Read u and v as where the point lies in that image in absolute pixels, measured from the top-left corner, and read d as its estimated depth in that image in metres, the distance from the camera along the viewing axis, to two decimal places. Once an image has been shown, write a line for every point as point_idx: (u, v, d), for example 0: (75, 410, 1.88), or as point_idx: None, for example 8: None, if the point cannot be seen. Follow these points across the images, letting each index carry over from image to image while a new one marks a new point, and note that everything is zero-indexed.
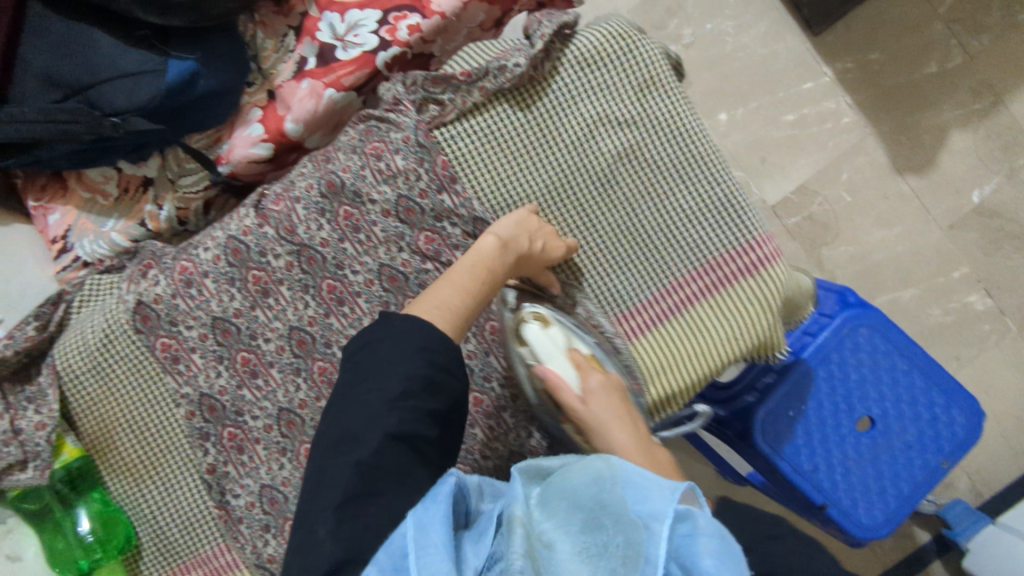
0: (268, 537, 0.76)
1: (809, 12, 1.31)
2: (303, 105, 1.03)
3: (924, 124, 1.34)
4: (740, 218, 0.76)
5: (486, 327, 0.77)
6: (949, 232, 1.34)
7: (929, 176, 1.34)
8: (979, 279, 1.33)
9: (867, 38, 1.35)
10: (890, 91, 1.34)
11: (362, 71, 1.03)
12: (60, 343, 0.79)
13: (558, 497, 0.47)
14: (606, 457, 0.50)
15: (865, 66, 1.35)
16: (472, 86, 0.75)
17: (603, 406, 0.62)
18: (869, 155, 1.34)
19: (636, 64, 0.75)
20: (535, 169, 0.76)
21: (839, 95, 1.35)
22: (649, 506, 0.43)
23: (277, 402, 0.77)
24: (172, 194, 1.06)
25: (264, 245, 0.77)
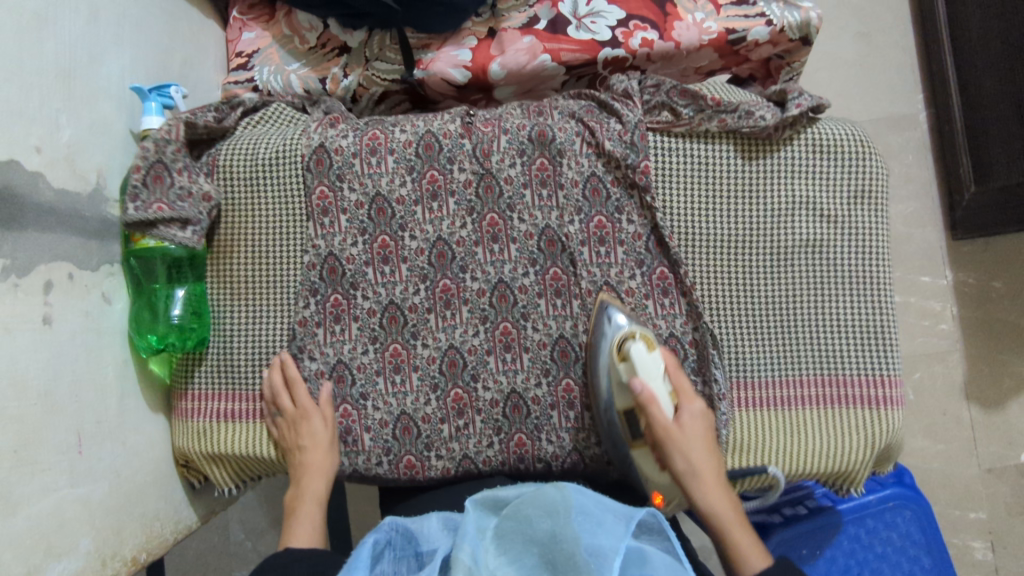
0: None
1: (961, 217, 1.36)
2: (517, 57, 1.03)
3: (1012, 368, 1.35)
4: (884, 353, 0.77)
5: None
6: (985, 474, 1.35)
7: (993, 418, 1.35)
8: (991, 529, 1.34)
9: (1001, 266, 1.37)
10: (997, 324, 1.36)
11: (583, 55, 1.03)
12: (230, 140, 0.81)
13: (515, 529, 0.52)
14: (559, 486, 0.54)
15: (983, 289, 1.37)
16: (715, 113, 0.77)
17: (693, 432, 0.71)
18: (949, 367, 1.37)
19: (862, 172, 0.78)
20: (725, 216, 0.78)
21: (950, 302, 1.38)
22: (598, 541, 0.49)
23: (391, 294, 0.79)
24: (361, 70, 1.06)
25: (456, 154, 0.79)
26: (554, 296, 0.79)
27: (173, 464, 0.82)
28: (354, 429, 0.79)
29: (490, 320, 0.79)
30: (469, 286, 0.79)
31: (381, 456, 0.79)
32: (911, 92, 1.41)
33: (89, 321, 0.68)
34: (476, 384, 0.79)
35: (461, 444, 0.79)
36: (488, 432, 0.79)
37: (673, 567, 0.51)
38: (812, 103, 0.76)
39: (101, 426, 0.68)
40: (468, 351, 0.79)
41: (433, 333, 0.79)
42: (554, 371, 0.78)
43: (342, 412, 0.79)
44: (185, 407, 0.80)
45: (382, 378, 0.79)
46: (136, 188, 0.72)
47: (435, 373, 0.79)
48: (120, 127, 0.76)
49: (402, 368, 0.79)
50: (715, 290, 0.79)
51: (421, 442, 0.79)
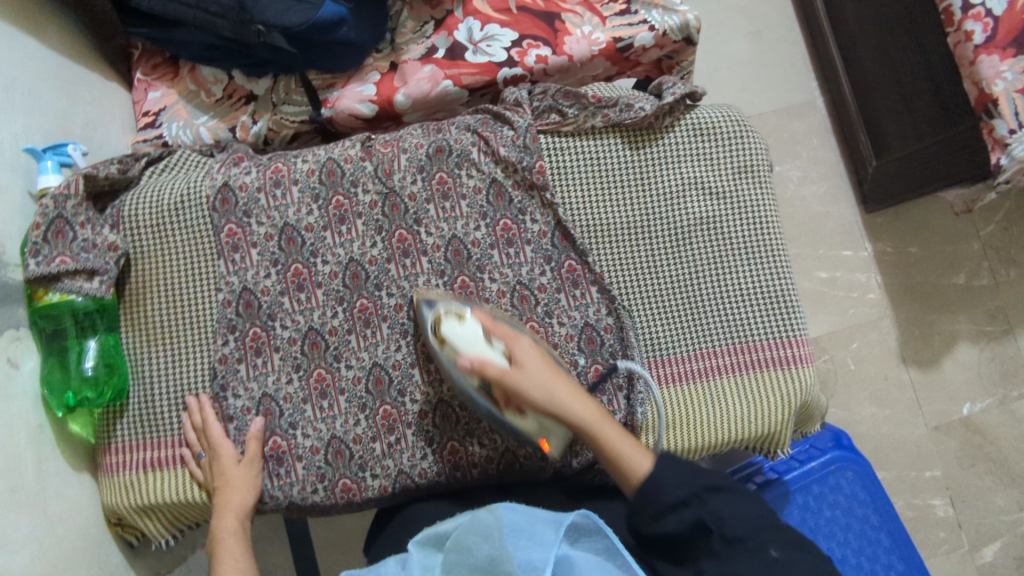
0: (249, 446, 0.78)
1: (868, 190, 1.44)
2: (419, 85, 1.07)
3: (939, 327, 1.42)
4: (788, 315, 0.81)
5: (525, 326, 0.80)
6: (933, 432, 1.40)
7: (931, 375, 1.41)
8: (947, 485, 1.39)
9: (912, 234, 1.45)
10: (916, 286, 1.44)
11: (483, 77, 1.07)
12: (135, 191, 0.81)
13: (459, 560, 0.60)
14: (492, 509, 0.62)
15: (901, 255, 1.44)
16: (597, 110, 0.81)
17: (535, 367, 0.71)
18: (883, 333, 1.42)
19: (741, 149, 0.83)
20: (624, 204, 0.82)
21: (873, 272, 1.45)
22: (532, 555, 0.57)
23: (309, 320, 0.80)
24: (270, 115, 1.08)
25: (358, 177, 0.82)
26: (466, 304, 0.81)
27: (104, 523, 0.80)
28: (286, 461, 0.78)
29: (412, 334, 0.81)
30: (386, 302, 0.81)
31: (316, 485, 0.78)
32: (806, 81, 1.51)
33: None
34: (403, 398, 0.80)
35: (397, 460, 0.79)
36: (419, 444, 0.79)
37: (600, 563, 0.58)
38: (686, 91, 0.82)
39: (16, 493, 0.66)
40: (393, 366, 0.80)
41: (357, 353, 0.80)
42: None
43: (273, 445, 0.78)
44: (110, 463, 0.78)
45: (310, 406, 0.79)
46: (35, 245, 0.72)
47: (362, 393, 0.79)
48: (17, 188, 0.77)
49: (328, 392, 0.79)
50: (622, 275, 0.82)
51: (356, 463, 0.79)
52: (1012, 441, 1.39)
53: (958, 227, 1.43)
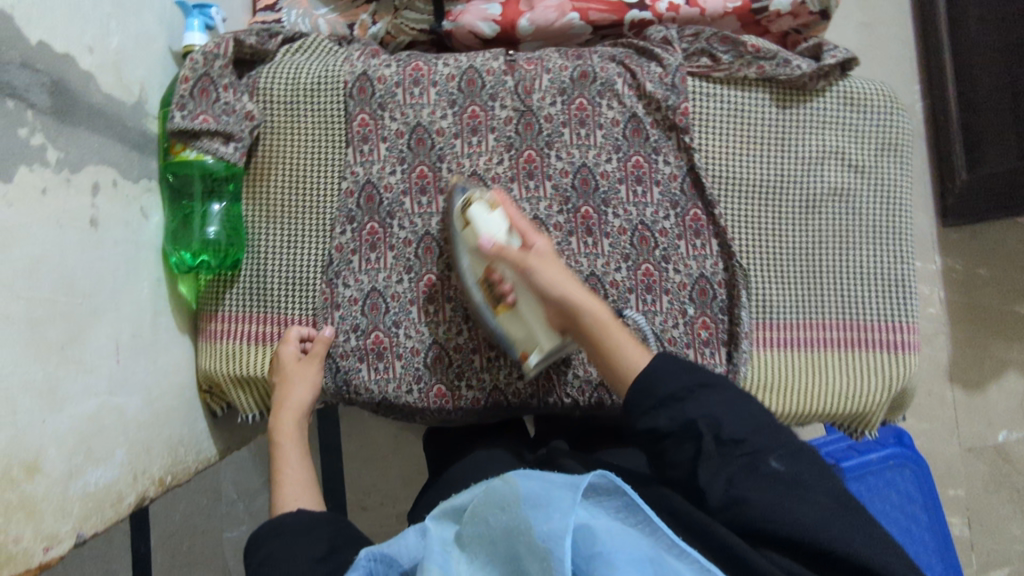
0: (352, 334, 0.78)
1: (952, 203, 1.34)
2: (545, 13, 1.00)
3: (992, 351, 1.34)
4: (904, 300, 0.80)
5: (640, 267, 0.79)
6: (965, 453, 1.34)
7: (974, 399, 1.35)
8: (969, 506, 1.33)
9: (986, 253, 1.35)
10: (979, 308, 1.35)
11: (609, 15, 0.99)
12: (271, 65, 0.80)
13: (475, 536, 0.50)
14: (506, 477, 0.51)
15: (969, 276, 1.36)
16: (754, 60, 0.80)
17: (545, 265, 0.66)
18: (936, 349, 1.35)
19: (888, 126, 0.81)
20: (760, 160, 0.80)
21: (936, 287, 1.37)
22: (551, 524, 0.45)
23: (426, 225, 0.79)
24: (390, 18, 1.04)
25: (497, 90, 0.80)
26: (585, 235, 0.79)
27: (196, 388, 0.80)
28: (386, 356, 0.78)
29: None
30: None
31: (411, 385, 0.78)
32: (909, 81, 1.38)
33: (128, 232, 0.66)
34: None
35: (493, 375, 0.79)
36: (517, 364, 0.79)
37: (627, 535, 0.46)
38: (846, 57, 0.79)
39: (136, 339, 0.66)
40: None
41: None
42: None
43: (374, 339, 0.78)
44: (213, 329, 0.78)
45: (415, 307, 0.79)
46: (182, 99, 0.72)
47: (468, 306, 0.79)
48: (159, 43, 0.75)
49: (436, 298, 0.79)
50: (745, 232, 0.81)
51: (453, 370, 0.78)
52: None
53: None
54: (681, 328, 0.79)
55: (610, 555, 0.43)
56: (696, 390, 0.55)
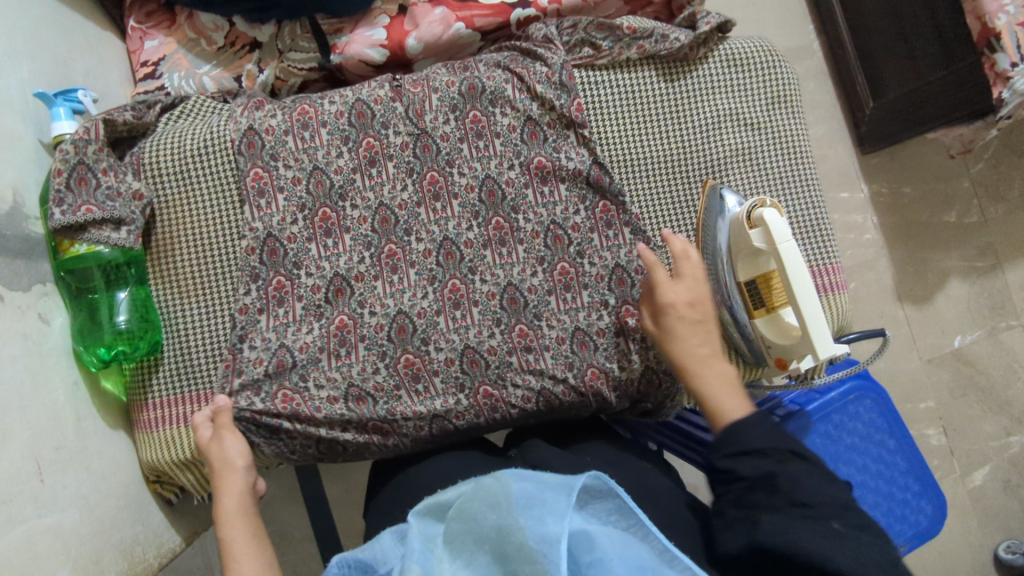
0: (257, 398, 0.74)
1: (865, 131, 1.38)
2: (430, 29, 0.97)
3: (931, 264, 1.38)
4: (823, 243, 0.82)
5: (557, 266, 0.79)
6: (926, 365, 1.37)
7: (925, 311, 1.37)
8: (940, 415, 1.36)
9: (907, 172, 1.39)
10: (910, 226, 1.38)
11: (495, 19, 0.97)
12: (152, 139, 0.78)
13: (461, 531, 0.49)
14: (497, 476, 0.51)
15: (895, 197, 1.39)
16: (632, 41, 0.80)
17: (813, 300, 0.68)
18: (878, 273, 1.38)
19: (774, 79, 0.83)
20: (660, 137, 0.81)
21: (868, 214, 1.39)
22: (545, 528, 0.46)
23: (336, 266, 0.78)
24: (276, 62, 1.00)
25: (389, 118, 0.79)
26: (500, 245, 0.79)
27: (142, 481, 0.78)
28: (302, 411, 0.74)
29: (440, 279, 0.79)
30: (415, 248, 0.79)
31: (343, 431, 0.76)
32: (802, 22, 1.41)
33: (29, 343, 0.64)
34: (427, 347, 0.77)
35: (428, 405, 0.77)
36: (451, 391, 0.77)
37: (624, 542, 0.48)
38: (721, 20, 0.80)
39: (60, 452, 0.64)
40: (418, 314, 0.78)
41: (382, 300, 0.78)
42: (506, 319, 0.78)
43: (284, 397, 0.75)
44: (146, 418, 0.76)
45: (325, 355, 0.76)
46: (59, 193, 0.69)
47: (383, 340, 0.77)
48: (28, 137, 0.72)
49: (349, 339, 0.77)
50: (659, 210, 0.81)
51: (382, 408, 0.76)
52: (1000, 371, 1.36)
53: (947, 166, 1.39)
54: (606, 318, 0.78)
55: (606, 561, 0.45)
56: (784, 455, 0.58)
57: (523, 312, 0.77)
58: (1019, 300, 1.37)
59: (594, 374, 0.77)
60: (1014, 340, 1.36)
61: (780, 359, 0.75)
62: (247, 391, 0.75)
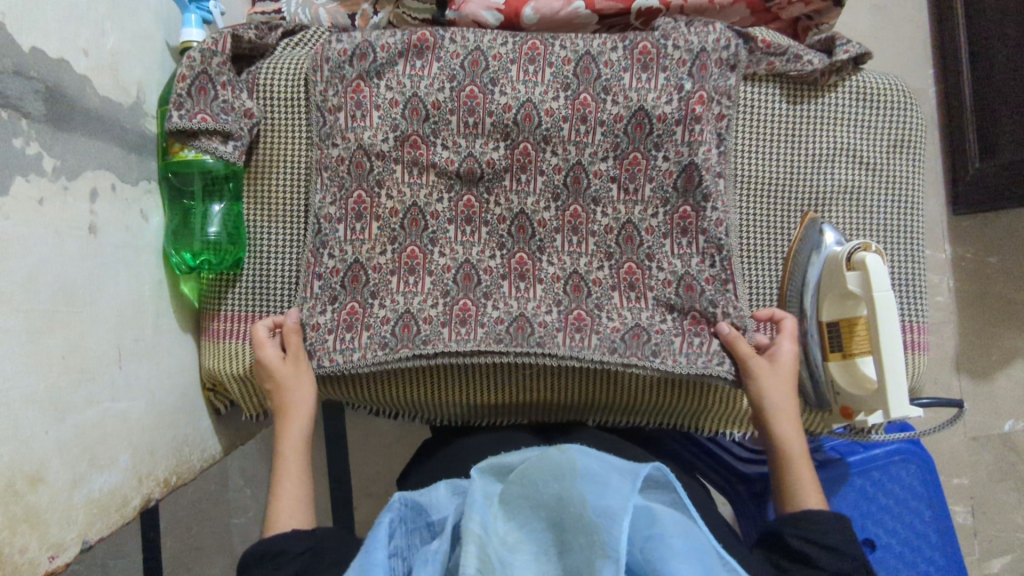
0: (329, 306, 0.76)
1: (963, 190, 1.29)
2: (551, 0, 0.94)
3: (1001, 339, 1.31)
4: (914, 299, 0.79)
5: (623, 266, 0.77)
6: (970, 441, 1.32)
7: (982, 388, 1.31)
8: (971, 494, 1.31)
9: (998, 239, 1.32)
10: (990, 295, 1.32)
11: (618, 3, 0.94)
12: (271, 60, 0.79)
13: (519, 495, 0.48)
14: (564, 448, 0.49)
15: (980, 263, 1.32)
16: (764, 56, 0.78)
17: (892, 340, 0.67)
18: (943, 337, 1.32)
19: (902, 121, 0.79)
20: (769, 158, 0.79)
21: (946, 274, 1.33)
22: (607, 502, 0.44)
23: (415, 196, 0.77)
24: (392, 7, 0.99)
25: (500, 77, 0.77)
26: (580, 122, 0.77)
27: (199, 386, 0.80)
28: (359, 326, 0.75)
29: (507, 248, 0.78)
30: (492, 209, 0.78)
31: (377, 353, 0.74)
32: (925, 62, 1.33)
33: (129, 235, 0.66)
34: (486, 300, 0.76)
35: (460, 347, 0.74)
36: (495, 136, 0.77)
37: (687, 529, 0.46)
38: (859, 52, 0.77)
39: (137, 343, 0.67)
40: (485, 269, 0.77)
41: (451, 245, 0.78)
42: (565, 301, 0.77)
43: (349, 309, 0.76)
44: (214, 329, 0.79)
45: (396, 278, 0.76)
46: (179, 98, 0.71)
47: (455, 65, 0.77)
48: (158, 38, 0.74)
49: (417, 270, 0.77)
50: (750, 230, 0.79)
51: (419, 339, 0.75)
52: None
53: None
54: (674, 103, 0.76)
55: (666, 538, 0.44)
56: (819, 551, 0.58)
57: (593, 82, 0.76)
58: None
59: (637, 334, 0.75)
60: None
61: (846, 408, 0.74)
62: (310, 300, 0.76)
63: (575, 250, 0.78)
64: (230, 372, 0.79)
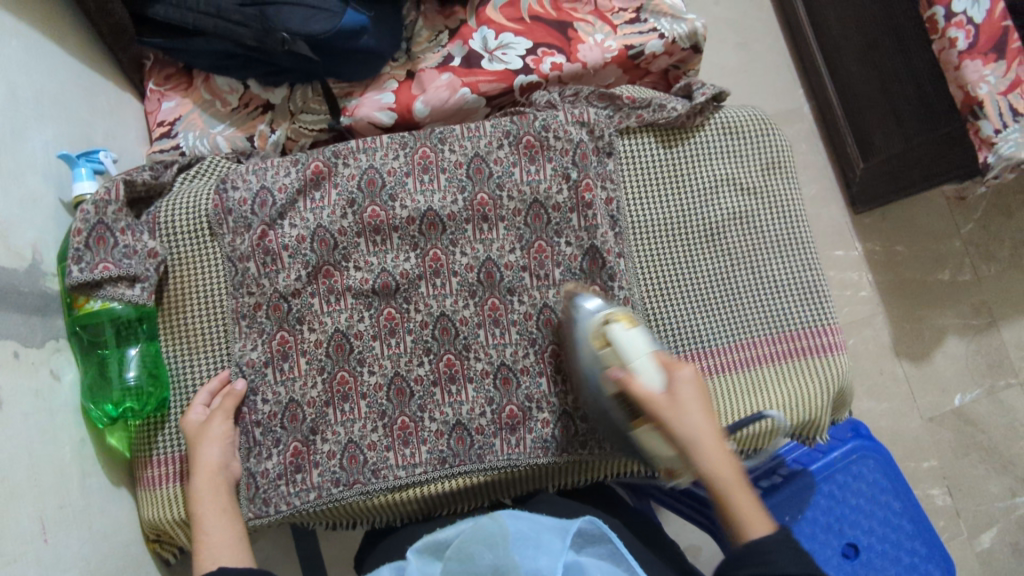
0: (273, 450, 0.76)
1: (857, 192, 1.40)
2: (437, 93, 1.00)
3: (927, 321, 1.38)
4: (820, 304, 0.84)
5: (547, 349, 0.79)
6: (928, 423, 1.35)
7: (923, 368, 1.37)
8: (944, 475, 1.33)
9: (898, 230, 1.41)
10: (905, 283, 1.39)
11: (500, 84, 1.00)
12: (169, 198, 0.80)
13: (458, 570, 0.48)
14: (496, 515, 0.51)
15: (889, 255, 1.40)
16: (632, 110, 0.85)
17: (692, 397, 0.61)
18: (876, 330, 1.38)
19: (768, 146, 0.87)
20: (659, 200, 0.84)
21: (864, 271, 1.40)
22: (538, 564, 0.48)
23: (336, 322, 0.78)
24: (288, 124, 1.02)
25: (397, 192, 0.80)
26: (481, 221, 0.80)
27: (142, 540, 0.76)
28: (307, 466, 0.76)
29: (434, 352, 0.78)
30: (413, 316, 0.79)
31: (331, 489, 0.75)
32: (791, 87, 1.45)
33: (40, 400, 0.64)
34: (422, 413, 0.77)
35: (409, 472, 0.76)
36: (405, 248, 0.79)
37: None
38: (715, 92, 0.85)
39: (64, 510, 0.63)
40: (415, 379, 0.78)
41: (379, 360, 0.78)
42: (497, 398, 0.78)
43: (294, 451, 0.76)
44: (149, 476, 0.76)
45: (332, 409, 0.77)
46: (77, 251, 0.71)
47: (353, 189, 0.80)
48: (49, 196, 0.74)
49: (350, 396, 0.77)
50: (659, 270, 0.83)
51: (368, 469, 0.76)
52: (1001, 428, 1.34)
53: (939, 225, 1.41)
54: (565, 193, 0.81)
55: None
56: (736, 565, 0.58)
57: (486, 180, 0.80)
58: (1014, 357, 1.37)
59: (563, 427, 0.78)
60: (1013, 399, 1.35)
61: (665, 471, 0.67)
62: (255, 448, 0.76)
63: (499, 340, 0.79)
64: (170, 519, 0.75)
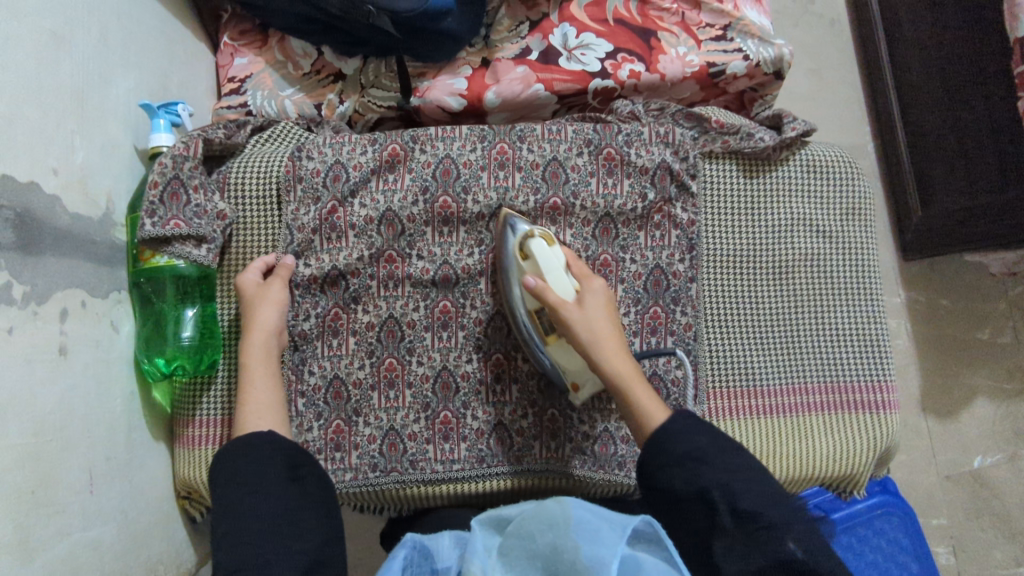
0: (314, 424, 0.76)
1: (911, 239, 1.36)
2: (510, 86, 0.98)
3: (960, 379, 1.35)
4: (879, 359, 0.82)
5: None
6: (944, 481, 1.33)
7: (947, 426, 1.34)
8: (952, 535, 1.31)
9: (946, 283, 1.37)
10: (943, 336, 1.36)
11: (575, 85, 0.97)
12: (241, 158, 0.80)
13: (518, 546, 0.46)
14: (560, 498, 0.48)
15: (932, 308, 1.37)
16: (718, 135, 0.82)
17: (595, 308, 0.70)
18: (909, 381, 1.35)
19: (850, 190, 0.84)
20: (732, 230, 0.82)
21: (904, 319, 1.37)
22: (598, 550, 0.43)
23: (391, 308, 0.77)
24: (357, 96, 0.99)
25: (471, 185, 0.78)
26: (550, 224, 0.79)
27: (173, 496, 0.77)
28: (346, 445, 0.76)
29: (484, 351, 0.77)
30: (468, 313, 0.78)
31: (367, 473, 0.75)
32: None
33: (99, 349, 0.64)
34: (466, 410, 0.77)
35: (447, 468, 0.76)
36: (470, 242, 0.78)
37: None
38: (806, 127, 0.82)
39: (109, 462, 0.63)
40: (462, 376, 0.77)
41: (429, 352, 0.77)
42: (541, 404, 0.77)
43: (335, 428, 0.76)
44: (190, 436, 0.76)
45: (377, 393, 0.76)
46: (152, 205, 0.70)
47: (427, 176, 0.78)
48: (126, 144, 0.73)
49: (396, 383, 0.77)
50: (722, 301, 0.81)
51: (406, 459, 0.76)
52: (1017, 497, 1.32)
53: (989, 283, 1.37)
54: (639, 211, 0.80)
55: None
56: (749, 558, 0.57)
57: (562, 186, 0.79)
58: None
59: (604, 444, 0.77)
60: None
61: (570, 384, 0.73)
62: (296, 419, 0.76)
63: None
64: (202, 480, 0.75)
